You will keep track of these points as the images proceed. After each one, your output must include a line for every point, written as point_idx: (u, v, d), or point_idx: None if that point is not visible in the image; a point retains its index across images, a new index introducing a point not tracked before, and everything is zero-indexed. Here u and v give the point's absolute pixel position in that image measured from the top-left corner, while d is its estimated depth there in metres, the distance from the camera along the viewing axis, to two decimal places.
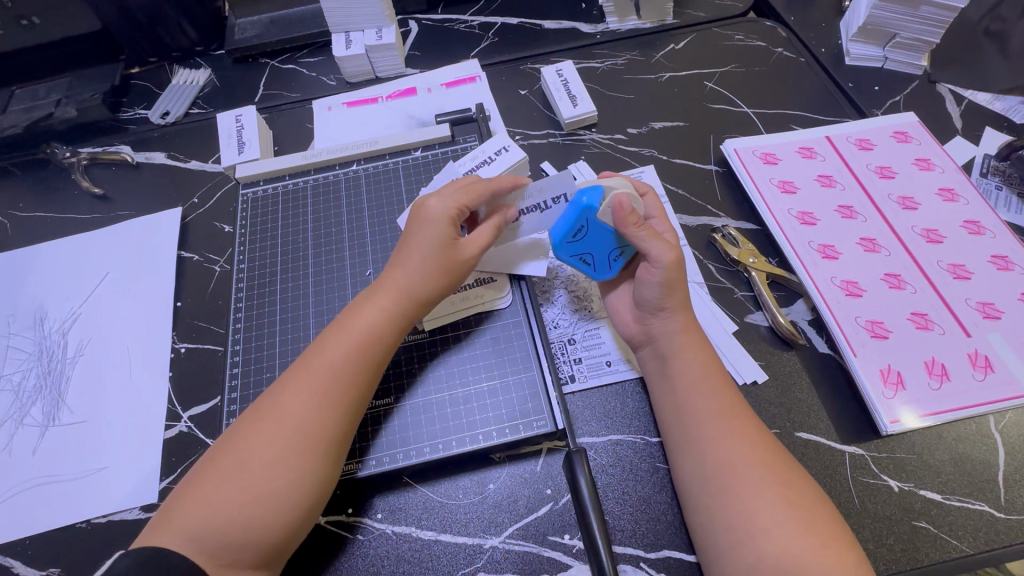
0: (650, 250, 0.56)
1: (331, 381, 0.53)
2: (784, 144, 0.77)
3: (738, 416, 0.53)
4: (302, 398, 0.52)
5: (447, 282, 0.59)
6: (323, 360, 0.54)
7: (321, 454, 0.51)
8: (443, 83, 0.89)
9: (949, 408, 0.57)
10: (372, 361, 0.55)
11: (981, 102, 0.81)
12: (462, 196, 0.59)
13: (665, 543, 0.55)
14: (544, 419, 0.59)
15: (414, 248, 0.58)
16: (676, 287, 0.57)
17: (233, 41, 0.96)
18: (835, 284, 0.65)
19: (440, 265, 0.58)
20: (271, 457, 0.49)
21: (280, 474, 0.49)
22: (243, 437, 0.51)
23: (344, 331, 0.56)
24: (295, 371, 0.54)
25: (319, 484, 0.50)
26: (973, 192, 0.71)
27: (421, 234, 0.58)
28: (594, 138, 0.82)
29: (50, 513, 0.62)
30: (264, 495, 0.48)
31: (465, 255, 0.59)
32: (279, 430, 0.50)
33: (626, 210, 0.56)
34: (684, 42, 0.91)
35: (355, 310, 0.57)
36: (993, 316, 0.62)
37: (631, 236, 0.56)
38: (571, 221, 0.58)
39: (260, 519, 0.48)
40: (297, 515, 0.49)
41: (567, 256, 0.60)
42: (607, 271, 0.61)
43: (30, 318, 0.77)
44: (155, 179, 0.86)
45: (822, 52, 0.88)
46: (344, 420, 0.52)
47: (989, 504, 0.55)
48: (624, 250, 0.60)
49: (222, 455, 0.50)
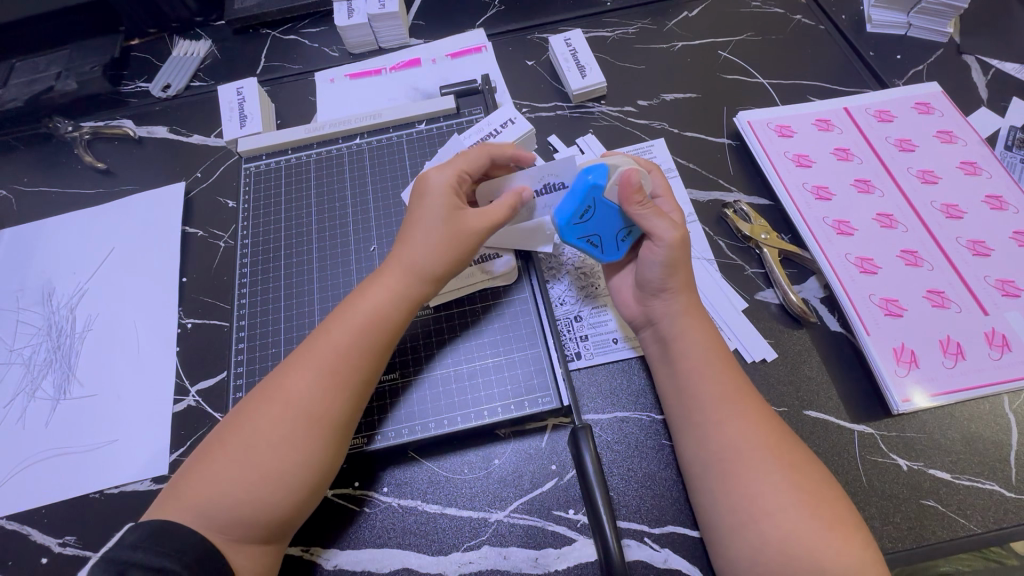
0: (655, 228, 0.55)
1: (336, 360, 0.52)
2: (800, 115, 0.75)
3: (744, 397, 0.52)
4: (307, 378, 0.51)
5: (459, 253, 0.56)
6: (328, 340, 0.53)
7: (327, 433, 0.50)
8: (448, 54, 0.87)
9: (962, 388, 0.56)
10: (379, 340, 0.54)
11: (1009, 71, 0.77)
12: (460, 166, 0.59)
13: (669, 518, 0.55)
14: (549, 396, 0.59)
15: (421, 223, 0.57)
16: (678, 267, 0.56)
17: (232, 11, 0.93)
18: (849, 261, 0.63)
19: (450, 237, 0.56)
20: (278, 436, 0.49)
21: (287, 452, 0.49)
22: (249, 417, 0.51)
23: (349, 311, 0.55)
24: (302, 351, 0.54)
25: (325, 462, 0.50)
26: (997, 165, 0.69)
27: (428, 209, 0.57)
28: (603, 111, 0.80)
29: (64, 484, 0.64)
30: (270, 475, 0.48)
31: (472, 225, 0.56)
32: (285, 410, 0.50)
33: (632, 186, 0.54)
34: (698, 9, 0.87)
35: (361, 290, 0.56)
36: (1013, 294, 0.61)
37: (636, 214, 0.55)
38: (577, 203, 0.56)
39: (268, 496, 0.48)
40: (304, 492, 0.49)
41: (574, 239, 0.59)
42: (614, 253, 0.60)
43: (38, 293, 0.77)
44: (158, 154, 0.85)
45: (843, 19, 0.84)
46: (351, 400, 0.52)
47: (999, 484, 0.54)
48: (632, 232, 0.58)
49: (228, 434, 0.50)
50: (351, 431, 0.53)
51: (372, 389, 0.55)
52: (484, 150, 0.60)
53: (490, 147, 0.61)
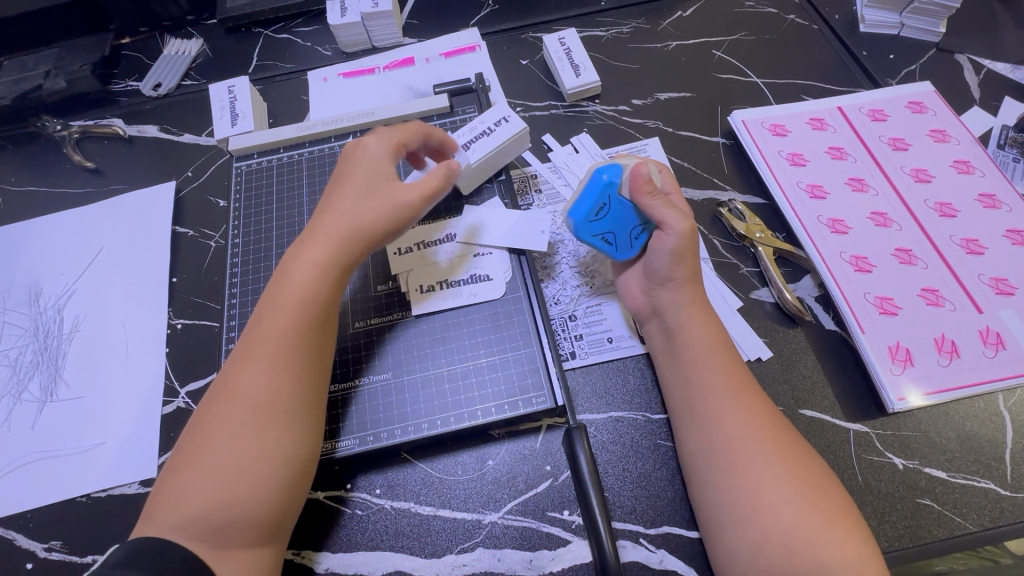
0: (666, 220, 0.56)
1: (278, 348, 0.52)
2: (794, 114, 0.75)
3: (744, 392, 0.52)
4: (251, 370, 0.51)
5: (388, 219, 0.56)
6: (267, 330, 0.52)
7: (280, 420, 0.50)
8: (441, 53, 0.87)
9: (957, 386, 0.56)
10: (319, 317, 0.54)
11: (1000, 71, 0.78)
12: (394, 135, 0.60)
13: (665, 519, 0.54)
14: (543, 395, 0.58)
15: (354, 186, 0.57)
16: (686, 257, 0.57)
17: (224, 10, 0.93)
18: (845, 259, 0.63)
19: (382, 202, 0.56)
20: (232, 432, 0.49)
21: (246, 446, 0.48)
22: (209, 421, 0.50)
23: (280, 295, 0.54)
24: (246, 346, 0.53)
25: (296, 449, 0.50)
26: (990, 164, 0.69)
27: (362, 173, 0.58)
28: (598, 110, 0.79)
29: (50, 487, 0.62)
30: (241, 472, 0.47)
31: (402, 193, 0.57)
32: (234, 405, 0.50)
33: (643, 176, 0.56)
34: (692, 9, 0.88)
35: (287, 270, 0.55)
36: (1007, 292, 0.61)
37: (649, 206, 0.56)
38: (594, 197, 0.58)
39: (237, 494, 0.47)
40: (282, 484, 0.49)
41: (587, 236, 0.59)
42: (628, 250, 0.60)
43: (25, 294, 0.76)
44: (148, 153, 0.84)
45: (836, 19, 0.84)
46: (300, 383, 0.51)
47: (995, 482, 0.54)
48: (647, 227, 0.59)
49: (186, 444, 0.50)
50: (313, 418, 0.53)
51: (323, 372, 0.54)
52: (422, 131, 0.62)
53: (427, 127, 0.63)
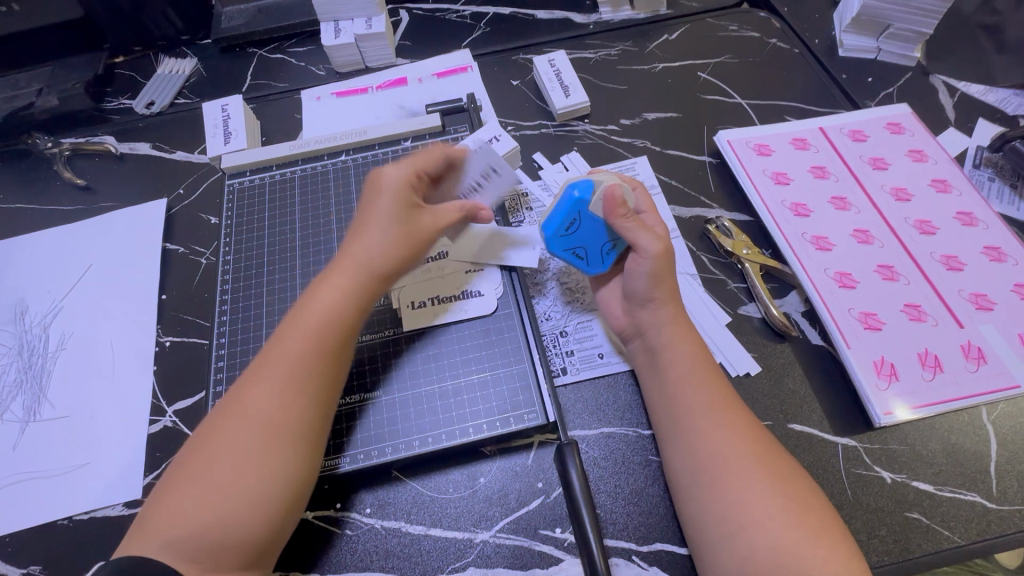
0: (639, 242, 0.57)
1: (294, 368, 0.52)
2: (778, 135, 0.77)
3: (729, 408, 0.53)
4: (265, 389, 0.51)
5: (412, 253, 0.58)
6: (285, 349, 0.53)
7: (290, 442, 0.49)
8: (433, 73, 0.88)
9: (942, 399, 0.57)
10: (340, 342, 0.54)
11: (975, 94, 0.80)
12: (416, 162, 0.61)
13: (657, 536, 0.54)
14: (535, 412, 0.58)
15: (377, 217, 0.58)
16: (664, 278, 0.57)
17: (219, 31, 0.94)
18: (829, 275, 0.65)
19: (407, 236, 0.58)
20: (237, 450, 0.48)
21: (253, 467, 0.48)
22: (212, 437, 0.49)
23: (302, 315, 0.54)
24: (259, 363, 0.53)
25: (297, 474, 0.49)
26: (966, 183, 0.71)
27: (384, 202, 0.58)
28: (587, 129, 0.81)
29: (29, 511, 0.61)
30: (239, 493, 0.47)
31: (429, 227, 0.59)
32: (244, 423, 0.49)
33: (616, 200, 0.57)
34: (677, 33, 0.90)
35: (311, 292, 0.56)
36: (986, 307, 0.62)
37: (621, 227, 0.57)
38: (563, 213, 0.59)
39: (237, 515, 0.46)
40: (279, 508, 0.48)
41: (560, 251, 0.61)
42: (600, 266, 0.62)
43: (10, 312, 0.75)
44: (139, 171, 0.85)
45: (816, 44, 0.87)
46: (312, 406, 0.51)
47: (981, 495, 0.55)
48: (617, 245, 0.60)
49: (188, 459, 0.49)
50: (320, 441, 0.52)
51: (336, 395, 0.54)
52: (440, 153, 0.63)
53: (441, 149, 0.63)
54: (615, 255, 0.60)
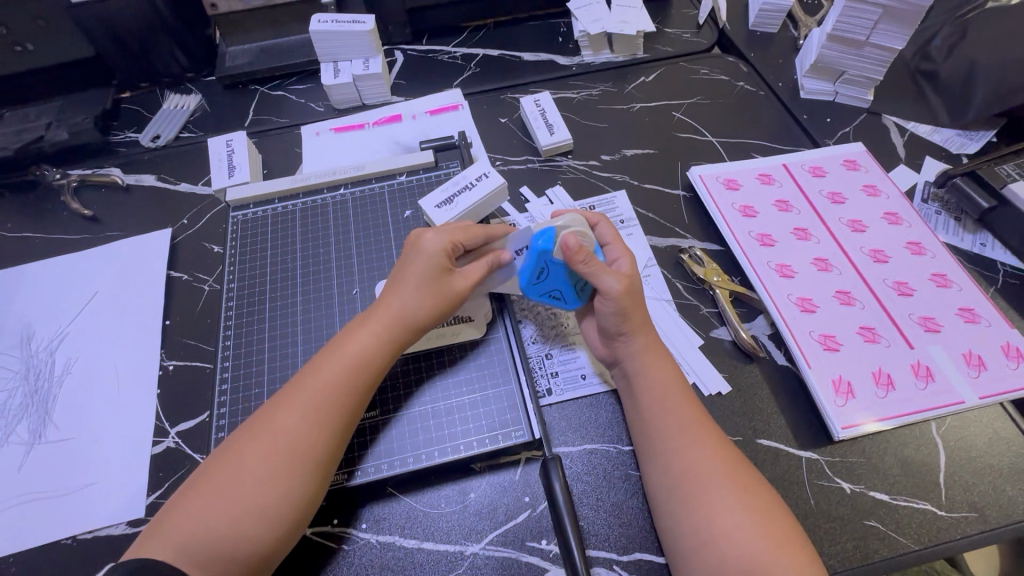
0: (604, 283, 0.62)
1: (322, 401, 0.56)
2: (744, 170, 0.83)
3: (697, 425, 0.57)
4: (294, 417, 0.55)
5: (441, 311, 0.63)
6: (316, 382, 0.57)
7: (309, 472, 0.54)
8: (426, 111, 0.94)
9: (895, 414, 0.62)
10: (365, 380, 0.59)
11: (922, 134, 0.88)
12: (456, 233, 0.65)
13: (636, 546, 0.58)
14: (521, 429, 0.63)
15: (410, 278, 0.62)
16: (632, 313, 0.62)
17: (223, 69, 0.99)
18: (792, 300, 0.70)
19: (439, 297, 0.62)
20: (260, 470, 0.53)
21: (271, 489, 0.52)
22: (236, 454, 0.54)
23: (336, 352, 0.60)
24: (289, 390, 0.58)
25: (309, 498, 0.54)
26: (915, 215, 0.78)
27: (419, 264, 0.63)
28: (570, 164, 0.87)
29: (34, 531, 0.63)
30: (254, 509, 0.51)
31: (456, 287, 0.63)
32: (270, 446, 0.54)
33: (574, 248, 0.61)
34: (654, 75, 0.98)
35: (348, 332, 0.61)
36: (934, 330, 0.68)
37: (584, 271, 0.62)
38: (531, 266, 0.64)
39: (249, 533, 0.51)
40: (287, 528, 0.52)
41: (537, 294, 0.67)
42: (575, 303, 0.67)
43: (17, 337, 0.78)
44: (146, 202, 0.89)
45: (780, 87, 0.95)
46: (332, 439, 0.56)
47: (932, 504, 0.59)
48: (587, 286, 0.65)
49: (214, 472, 0.54)
50: (332, 470, 0.57)
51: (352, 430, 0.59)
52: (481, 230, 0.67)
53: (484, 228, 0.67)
54: (587, 294, 0.66)
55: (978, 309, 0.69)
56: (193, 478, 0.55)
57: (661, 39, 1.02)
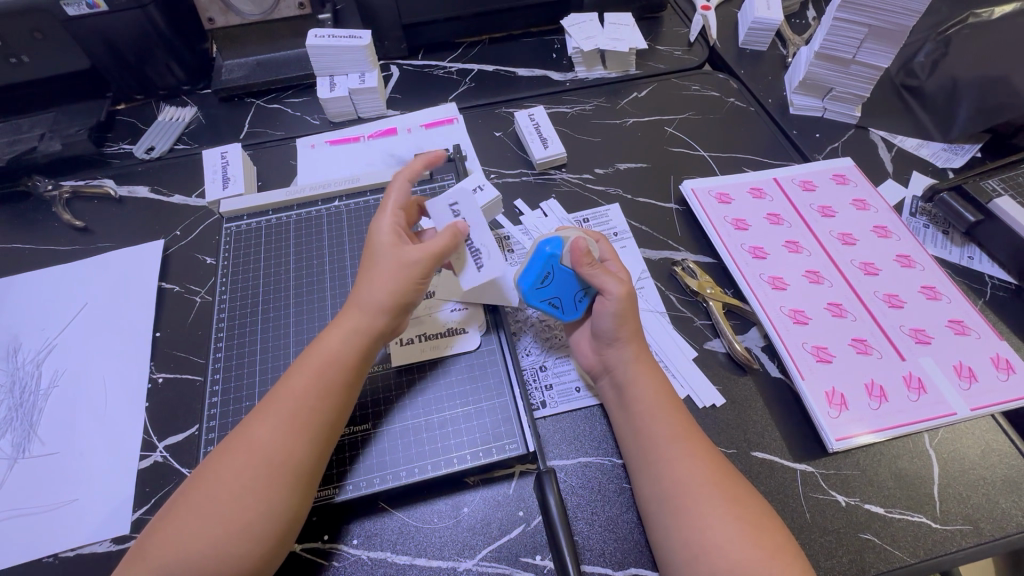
0: (605, 286, 0.62)
1: (298, 409, 0.56)
2: (736, 184, 0.84)
3: (691, 437, 0.57)
4: (270, 427, 0.55)
5: (406, 286, 0.61)
6: (291, 389, 0.57)
7: (290, 482, 0.53)
8: (421, 124, 0.95)
9: (889, 426, 0.62)
10: (343, 385, 0.58)
11: (909, 148, 0.90)
12: (391, 211, 0.66)
13: (632, 561, 0.57)
14: (515, 442, 0.62)
15: (368, 266, 0.63)
16: (628, 319, 0.62)
17: (220, 82, 1.00)
18: (785, 313, 0.71)
19: (399, 274, 0.61)
20: (237, 483, 0.52)
21: (251, 502, 0.51)
22: (215, 470, 0.53)
23: (312, 359, 0.59)
24: (267, 401, 0.57)
25: (290, 509, 0.53)
26: (903, 228, 0.79)
27: (374, 254, 0.63)
28: (564, 177, 0.88)
29: (13, 548, 0.61)
30: (235, 523, 0.50)
31: (409, 257, 0.62)
32: (249, 459, 0.53)
33: (582, 251, 0.62)
34: (646, 90, 0.99)
35: (322, 338, 0.61)
36: (924, 341, 0.68)
37: (588, 273, 0.62)
38: (538, 269, 0.65)
39: (233, 550, 0.50)
40: (271, 540, 0.51)
41: (537, 302, 0.66)
42: (575, 313, 0.66)
43: (3, 349, 0.76)
44: (138, 213, 0.88)
45: (770, 103, 0.97)
46: (313, 448, 0.55)
47: (927, 517, 0.59)
48: (587, 291, 0.66)
49: (193, 488, 0.53)
50: (316, 480, 0.56)
51: (335, 439, 0.58)
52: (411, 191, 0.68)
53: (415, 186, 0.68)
54: (586, 301, 0.66)
55: (967, 322, 0.70)
56: (174, 496, 0.55)
57: (652, 56, 1.04)
